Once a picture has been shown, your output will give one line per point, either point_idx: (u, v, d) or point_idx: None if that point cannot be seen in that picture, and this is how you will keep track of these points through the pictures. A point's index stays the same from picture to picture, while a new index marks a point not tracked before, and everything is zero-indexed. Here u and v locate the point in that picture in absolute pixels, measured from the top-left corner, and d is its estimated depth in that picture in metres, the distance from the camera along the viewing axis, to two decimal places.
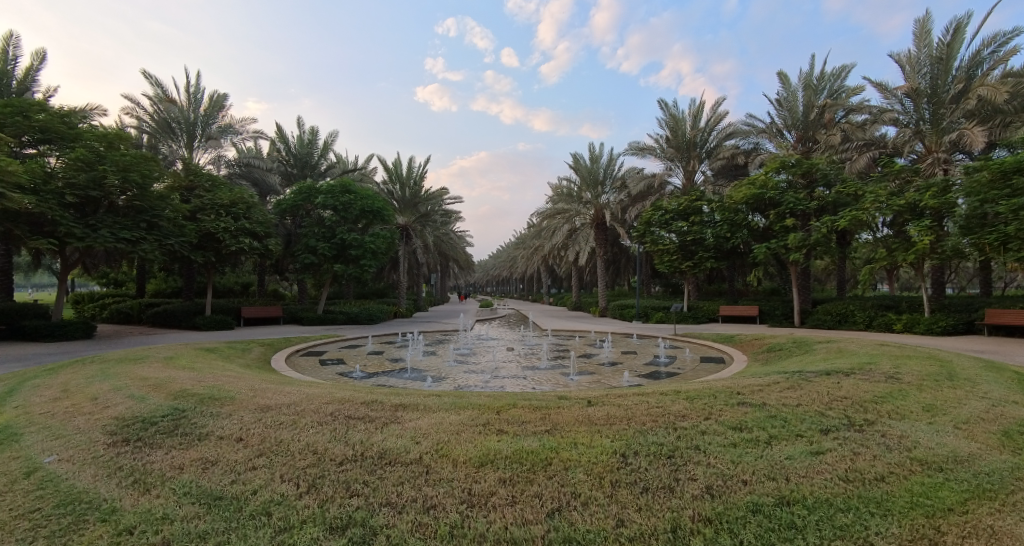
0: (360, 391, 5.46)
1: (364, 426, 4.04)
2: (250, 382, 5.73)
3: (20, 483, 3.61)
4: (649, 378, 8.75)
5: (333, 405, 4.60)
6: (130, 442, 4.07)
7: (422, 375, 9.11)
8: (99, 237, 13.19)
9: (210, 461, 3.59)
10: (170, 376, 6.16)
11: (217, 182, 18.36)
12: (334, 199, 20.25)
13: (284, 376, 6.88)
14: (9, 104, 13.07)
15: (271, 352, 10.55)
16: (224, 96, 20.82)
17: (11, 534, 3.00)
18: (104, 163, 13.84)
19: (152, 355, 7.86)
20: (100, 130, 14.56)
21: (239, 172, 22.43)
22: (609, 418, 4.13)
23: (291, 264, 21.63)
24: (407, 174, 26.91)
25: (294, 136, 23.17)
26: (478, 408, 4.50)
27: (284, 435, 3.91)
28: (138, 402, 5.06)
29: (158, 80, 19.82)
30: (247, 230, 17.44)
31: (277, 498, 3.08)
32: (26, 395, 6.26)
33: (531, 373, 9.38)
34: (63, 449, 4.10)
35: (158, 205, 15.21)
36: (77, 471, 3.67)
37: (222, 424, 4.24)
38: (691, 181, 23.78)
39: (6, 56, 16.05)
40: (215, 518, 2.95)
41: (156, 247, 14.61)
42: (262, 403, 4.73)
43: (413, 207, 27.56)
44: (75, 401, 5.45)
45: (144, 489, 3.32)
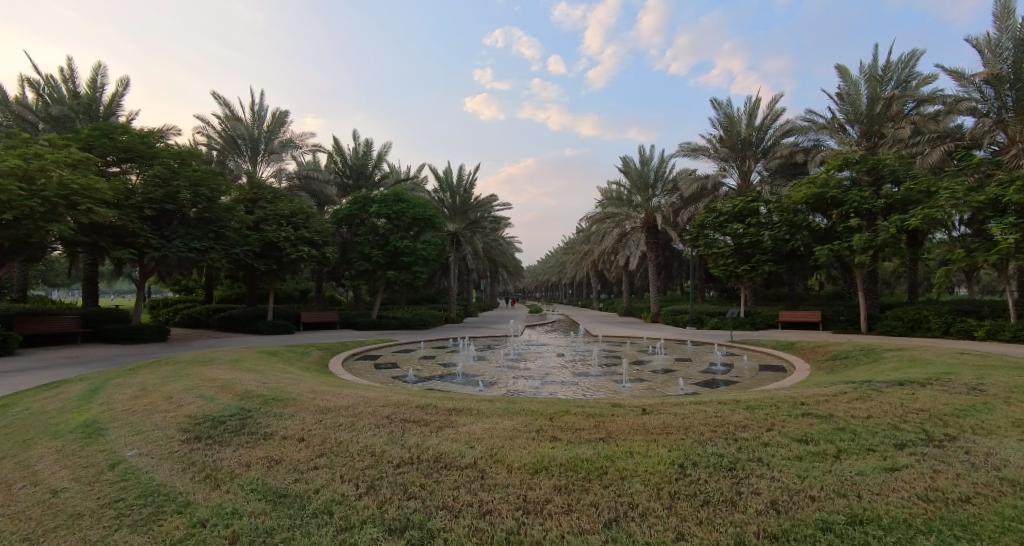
0: (414, 396, 5.54)
1: (419, 429, 4.12)
2: (310, 385, 5.95)
3: (105, 474, 3.90)
4: (705, 386, 8.47)
5: (389, 408, 4.71)
6: (202, 439, 4.32)
7: (473, 380, 9.19)
8: (172, 248, 14.12)
9: (274, 460, 3.75)
10: (236, 378, 6.50)
11: (278, 193, 19.32)
12: (387, 208, 20.91)
13: (340, 379, 7.12)
14: (97, 127, 14.27)
15: (329, 355, 10.94)
16: (285, 113, 21.95)
17: (99, 522, 3.25)
18: (177, 179, 14.88)
19: (220, 358, 8.32)
20: (175, 148, 15.60)
21: (298, 185, 23.32)
22: (666, 428, 4.01)
23: (346, 271, 22.39)
24: (457, 182, 27.39)
25: (350, 149, 24.14)
26: (531, 414, 4.50)
27: (343, 436, 4.04)
28: (208, 401, 5.38)
29: (227, 100, 21.14)
30: (306, 239, 18.26)
31: (338, 498, 3.17)
32: (109, 393, 6.77)
33: (582, 379, 9.29)
34: (142, 444, 4.41)
35: (225, 217, 16.14)
36: (155, 466, 3.93)
37: (284, 424, 4.44)
38: (747, 182, 22.94)
39: (95, 84, 17.57)
40: (280, 515, 3.07)
41: (222, 255, 15.49)
42: (321, 405, 4.90)
43: (463, 214, 28.05)
44: (151, 400, 5.83)
45: (214, 485, 3.51)
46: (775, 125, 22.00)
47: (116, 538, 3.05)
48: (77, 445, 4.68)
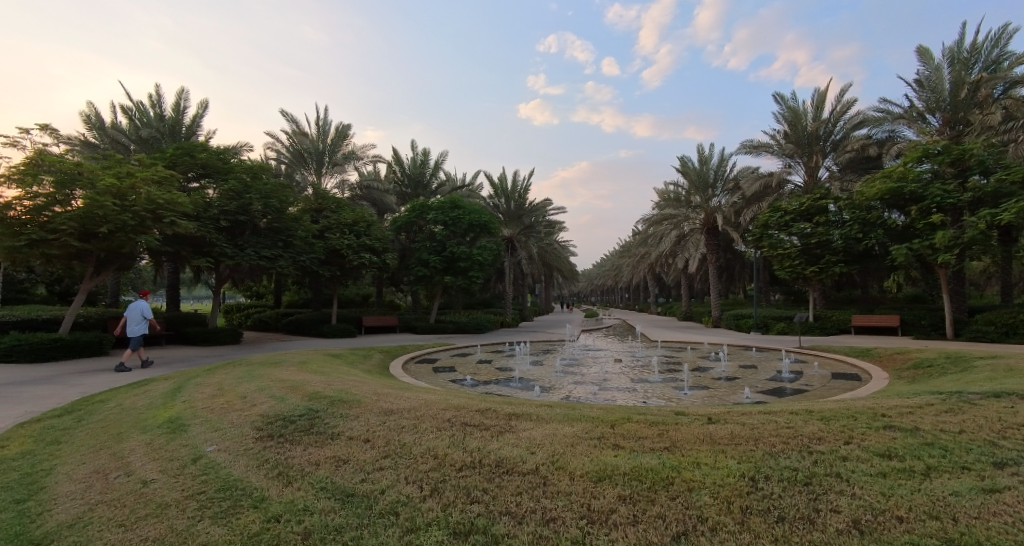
0: (474, 399, 5.61)
1: (480, 433, 4.15)
2: (373, 387, 6.15)
3: (188, 467, 4.19)
4: (772, 395, 8.07)
5: (449, 411, 4.80)
6: (274, 437, 4.55)
7: (530, 385, 9.20)
8: (244, 256, 15.03)
9: (342, 460, 3.90)
10: (304, 379, 6.81)
11: (341, 203, 20.18)
12: (444, 215, 21.38)
13: (402, 382, 7.32)
14: (180, 146, 15.47)
15: (389, 358, 11.27)
16: (347, 126, 22.94)
17: (184, 512, 3.49)
18: (250, 192, 15.87)
19: (288, 360, 8.76)
20: (247, 163, 16.64)
21: (360, 195, 24.27)
22: (734, 438, 3.85)
23: (404, 276, 23.04)
24: (512, 187, 27.65)
25: (408, 158, 24.95)
26: (591, 420, 4.44)
27: (406, 438, 4.14)
28: (279, 402, 5.67)
29: (294, 117, 22.37)
30: (367, 246, 18.96)
31: (403, 499, 3.25)
32: (190, 392, 7.27)
33: (641, 386, 9.10)
34: (221, 440, 4.71)
35: (292, 226, 17.01)
36: (232, 462, 4.17)
37: (350, 425, 4.60)
38: (814, 179, 21.77)
39: (179, 106, 19.07)
40: (349, 514, 3.18)
41: (290, 263, 16.32)
42: (385, 407, 5.05)
43: (518, 219, 28.24)
44: (227, 399, 6.22)
45: (286, 482, 3.69)
46: (846, 118, 20.76)
47: (199, 528, 3.26)
48: (165, 439, 5.06)
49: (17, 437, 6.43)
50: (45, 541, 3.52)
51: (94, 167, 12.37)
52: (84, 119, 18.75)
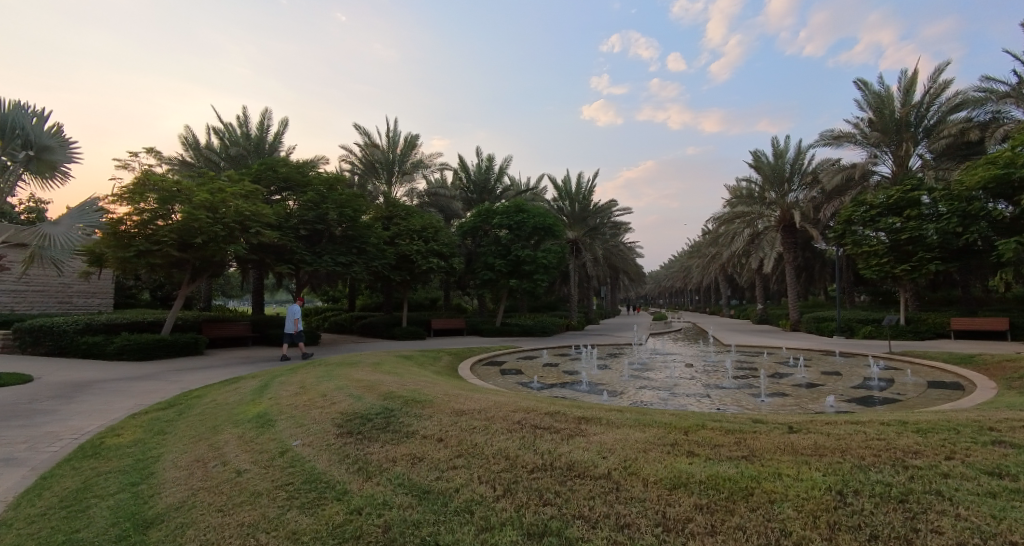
0: (543, 402, 5.67)
1: (550, 436, 4.21)
2: (444, 388, 6.36)
3: (277, 460, 4.55)
4: (860, 404, 7.54)
5: (519, 413, 4.88)
6: (353, 434, 4.83)
7: (597, 389, 9.15)
8: (322, 262, 15.98)
9: (417, 458, 4.07)
10: (378, 380, 7.16)
11: (410, 210, 20.95)
12: (509, 219, 21.66)
13: (471, 384, 7.52)
14: (264, 162, 16.73)
15: (457, 360, 11.58)
16: (415, 137, 23.81)
17: (275, 501, 3.79)
18: (326, 203, 16.88)
19: (363, 360, 9.23)
20: (324, 175, 17.69)
21: (428, 202, 25.11)
22: (819, 449, 3.65)
23: (470, 280, 23.57)
24: (576, 189, 27.57)
25: (473, 165, 25.55)
26: (663, 426, 4.37)
27: (478, 438, 4.26)
28: (356, 400, 6.00)
29: (366, 130, 23.52)
30: (435, 251, 19.61)
31: (477, 498, 3.35)
32: (277, 389, 7.85)
33: (714, 392, 8.78)
34: (305, 435, 5.05)
35: (365, 234, 17.86)
36: (316, 456, 4.47)
37: (424, 424, 4.79)
38: (904, 168, 20.09)
39: (264, 125, 20.59)
40: (426, 510, 3.31)
41: (364, 269, 17.13)
42: (456, 408, 5.21)
43: (582, 221, 28.07)
44: (309, 397, 6.65)
45: (366, 477, 3.90)
46: (941, 100, 19.02)
47: (288, 517, 3.53)
48: (255, 433, 5.50)
49: (131, 426, 7.23)
50: (157, 520, 3.95)
51: (191, 184, 13.61)
52: (183, 141, 20.67)
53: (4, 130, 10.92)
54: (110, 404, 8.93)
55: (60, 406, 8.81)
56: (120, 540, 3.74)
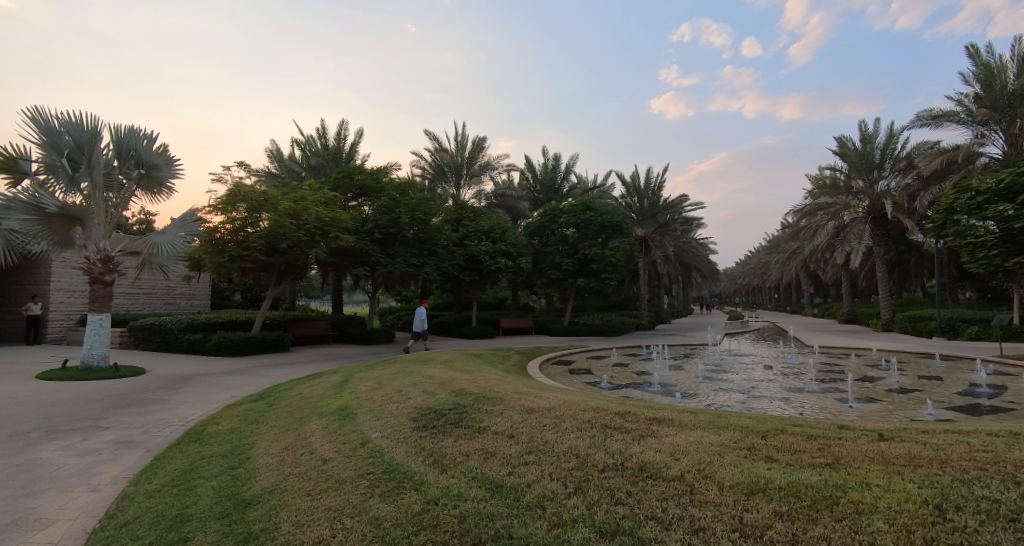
0: (613, 403, 5.66)
1: (621, 436, 4.21)
2: (514, 386, 6.51)
3: (359, 450, 4.86)
4: (967, 412, 6.86)
5: (589, 412, 4.92)
6: (428, 428, 5.06)
7: (670, 390, 8.96)
8: (396, 264, 16.75)
9: (490, 453, 4.20)
10: (450, 377, 7.43)
11: (478, 212, 21.42)
12: (576, 217, 21.53)
13: (539, 382, 7.63)
14: (341, 170, 17.78)
15: (525, 359, 11.73)
16: (482, 139, 24.27)
17: (358, 487, 4.02)
18: (399, 207, 17.65)
19: (435, 358, 9.61)
20: (396, 181, 18.48)
21: (495, 203, 25.53)
22: (913, 459, 3.41)
23: (538, 280, 23.75)
24: (645, 185, 26.96)
25: (540, 164, 25.67)
26: (740, 430, 4.24)
27: (548, 436, 4.34)
28: (430, 396, 6.28)
29: (436, 135, 24.31)
30: (503, 251, 19.97)
31: (548, 495, 3.42)
32: (357, 384, 8.35)
33: (795, 396, 8.33)
34: (383, 428, 5.37)
35: (435, 236, 18.48)
36: (394, 447, 4.74)
37: (495, 421, 4.94)
38: (1018, 148, 17.96)
39: (341, 135, 21.81)
40: (499, 503, 3.41)
41: (434, 270, 17.75)
42: (527, 405, 5.32)
43: (651, 218, 27.40)
44: (386, 392, 7.04)
45: (440, 469, 4.07)
46: None
47: (370, 503, 3.71)
48: (337, 424, 5.90)
49: (229, 415, 7.97)
50: (253, 500, 4.32)
51: (277, 194, 14.71)
52: (271, 154, 22.31)
53: (122, 150, 12.39)
54: (211, 395, 9.88)
55: (169, 396, 9.85)
56: (224, 515, 4.14)
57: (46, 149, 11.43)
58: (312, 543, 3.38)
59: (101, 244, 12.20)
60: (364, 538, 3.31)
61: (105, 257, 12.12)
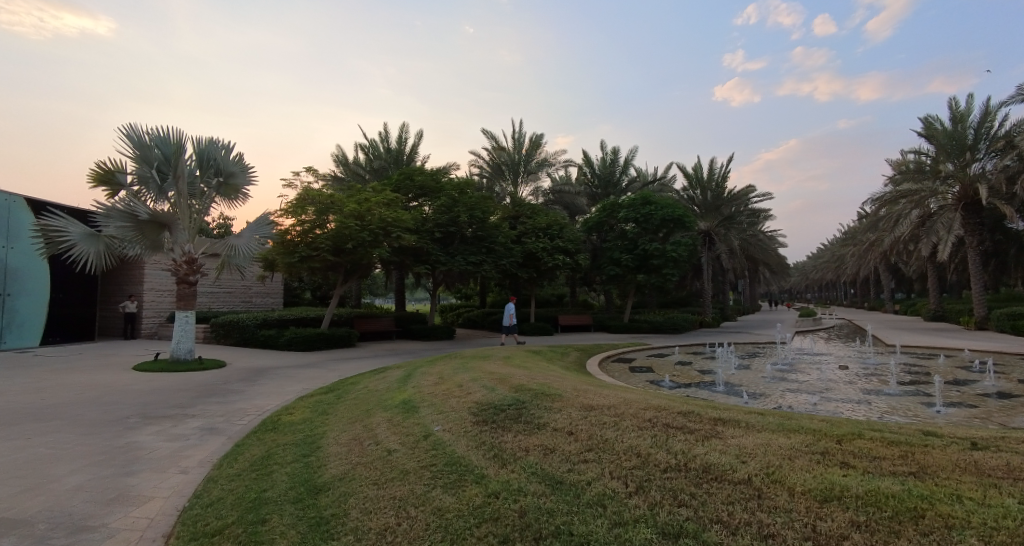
0: (674, 401, 5.54)
1: (683, 436, 4.11)
2: (572, 383, 6.52)
3: (422, 442, 5.04)
4: None
5: (650, 411, 4.84)
6: (488, 422, 5.17)
7: (735, 390, 8.63)
8: (455, 263, 17.16)
9: (549, 449, 4.23)
10: (508, 373, 7.53)
11: (535, 209, 21.47)
12: (636, 212, 21.07)
13: (598, 380, 7.59)
14: (403, 172, 18.43)
15: (584, 356, 11.67)
16: (539, 136, 24.30)
17: (421, 479, 4.17)
18: (458, 206, 18.06)
19: (494, 354, 9.76)
20: (455, 181, 18.89)
21: (553, 199, 25.42)
22: (1012, 471, 3.11)
23: (596, 276, 23.54)
24: (708, 176, 26.03)
25: (598, 159, 25.48)
26: (811, 433, 4.04)
27: (608, 434, 4.32)
28: (489, 391, 6.39)
29: (493, 134, 24.58)
30: (560, 248, 20.00)
31: (609, 493, 3.41)
32: (419, 378, 8.64)
33: (875, 399, 7.79)
34: (445, 422, 5.53)
35: (493, 234, 18.73)
36: (455, 441, 4.88)
37: (554, 417, 4.96)
38: None
39: (403, 138, 22.53)
40: (559, 500, 3.43)
41: (493, 267, 18.03)
42: (586, 402, 5.31)
43: (715, 211, 26.37)
44: (447, 387, 7.24)
45: (500, 463, 4.15)
46: None
47: (432, 494, 3.84)
48: (401, 417, 6.14)
49: (301, 406, 8.49)
50: (325, 487, 4.57)
51: (343, 196, 15.43)
52: (337, 159, 23.39)
53: (203, 160, 13.40)
54: (285, 387, 10.55)
55: (248, 387, 10.62)
56: (298, 500, 4.40)
57: (139, 162, 12.58)
58: (379, 529, 3.55)
59: (186, 248, 13.26)
60: (428, 527, 3.44)
61: (189, 259, 13.16)
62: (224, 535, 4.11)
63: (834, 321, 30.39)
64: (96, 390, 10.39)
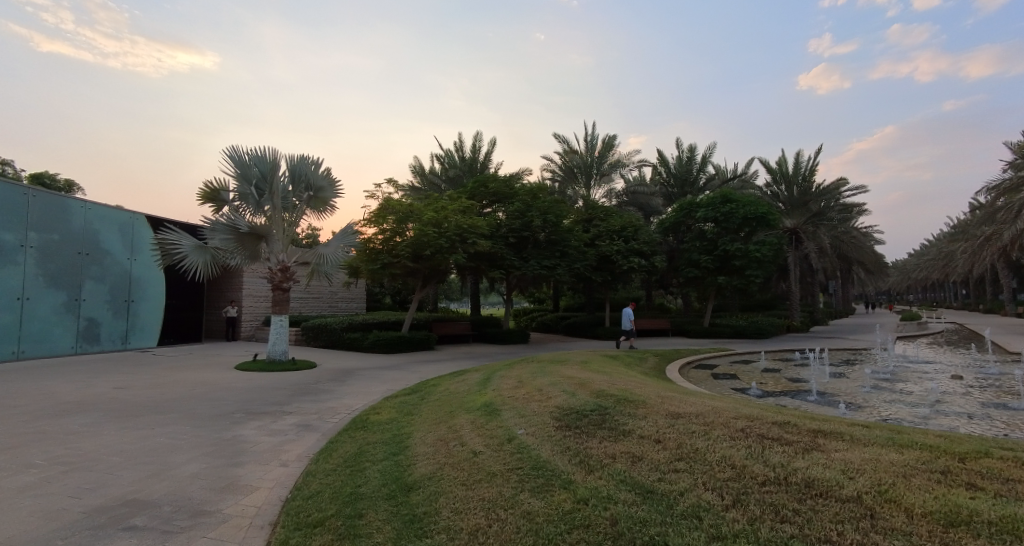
0: (768, 411, 5.24)
1: (781, 448, 3.88)
2: (655, 389, 6.36)
3: (506, 445, 5.12)
4: None
5: (742, 420, 4.61)
6: (571, 427, 5.15)
7: (832, 400, 8.02)
8: (529, 267, 17.34)
9: (637, 457, 4.15)
10: (589, 377, 7.45)
11: (609, 211, 21.18)
12: (715, 211, 20.18)
13: (680, 387, 7.34)
14: (477, 179, 18.89)
15: (664, 362, 11.34)
16: (612, 137, 23.93)
17: (509, 482, 4.23)
18: (531, 211, 18.22)
19: (571, 358, 9.70)
20: (528, 186, 19.07)
21: (627, 201, 24.89)
22: None
23: (674, 279, 22.87)
24: (794, 170, 24.53)
25: (674, 158, 24.76)
26: (928, 449, 3.67)
27: (698, 443, 4.17)
28: (570, 396, 6.37)
29: (565, 138, 24.55)
30: (635, 250, 19.63)
31: (704, 505, 3.29)
32: (498, 381, 8.78)
33: (999, 413, 6.95)
34: (527, 426, 5.58)
35: (567, 237, 18.68)
36: (539, 445, 4.90)
37: (640, 424, 4.85)
38: None
39: (476, 146, 23.06)
40: (651, 509, 3.35)
41: (566, 271, 18.00)
42: (672, 410, 5.15)
43: (802, 207, 24.73)
44: (527, 390, 7.31)
45: (587, 470, 4.11)
46: None
47: (521, 498, 3.88)
48: (484, 419, 6.27)
49: (387, 406, 8.89)
50: (415, 485, 4.75)
51: (420, 205, 16.04)
52: (414, 169, 24.33)
53: (295, 176, 14.44)
54: (371, 388, 11.11)
55: (337, 387, 11.27)
56: (391, 497, 4.61)
57: (240, 180, 13.81)
58: (471, 529, 3.63)
59: (280, 257, 14.32)
60: (519, 531, 3.48)
61: (283, 267, 14.20)
62: (325, 526, 4.37)
63: (946, 321, 31.61)
64: (207, 386, 11.47)
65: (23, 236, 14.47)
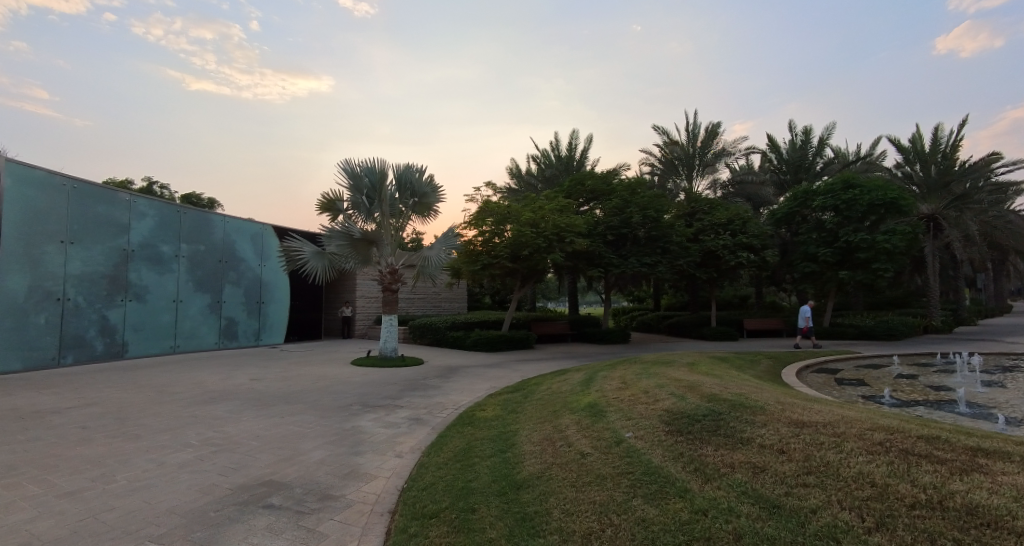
0: (911, 423, 4.66)
1: (932, 467, 3.42)
2: (774, 395, 5.91)
3: (614, 448, 5.06)
4: None
5: (880, 433, 4.14)
6: (682, 433, 4.96)
7: (988, 413, 6.95)
8: (628, 265, 16.98)
9: (759, 468, 3.90)
10: (698, 380, 7.10)
11: (713, 203, 20.08)
12: (835, 198, 18.34)
13: (803, 393, 6.76)
14: (574, 178, 18.89)
15: (780, 365, 10.53)
16: (716, 125, 22.63)
17: (620, 486, 4.17)
18: (630, 207, 17.85)
19: (678, 360, 9.35)
20: (626, 181, 18.68)
21: (733, 192, 23.45)
22: None
23: (788, 274, 21.19)
24: (932, 147, 21.64)
25: (787, 142, 22.93)
26: None
27: (829, 456, 3.81)
28: (679, 400, 6.13)
29: (665, 129, 23.64)
30: (743, 244, 18.43)
31: (841, 526, 3.01)
32: (602, 382, 8.69)
33: None
34: (635, 429, 5.46)
35: (668, 233, 17.99)
36: (650, 450, 4.79)
37: (759, 432, 4.54)
38: None
39: (573, 144, 23.02)
40: (779, 527, 3.14)
41: (668, 268, 17.36)
42: (795, 418, 4.77)
43: (943, 189, 21.69)
44: (632, 392, 7.15)
45: (704, 479, 3.94)
46: None
47: (635, 504, 3.82)
48: (589, 421, 6.25)
49: (491, 404, 9.16)
50: (525, 483, 4.86)
51: (518, 207, 16.33)
52: (512, 171, 24.82)
53: (402, 184, 15.35)
54: (476, 385, 11.52)
55: (443, 383, 11.84)
56: (502, 493, 4.75)
57: (353, 191, 14.95)
58: (584, 532, 3.65)
59: (389, 260, 15.32)
60: (634, 538, 3.43)
61: (392, 270, 15.18)
62: (440, 518, 4.61)
63: None
64: (329, 380, 12.60)
65: (177, 247, 16.82)
